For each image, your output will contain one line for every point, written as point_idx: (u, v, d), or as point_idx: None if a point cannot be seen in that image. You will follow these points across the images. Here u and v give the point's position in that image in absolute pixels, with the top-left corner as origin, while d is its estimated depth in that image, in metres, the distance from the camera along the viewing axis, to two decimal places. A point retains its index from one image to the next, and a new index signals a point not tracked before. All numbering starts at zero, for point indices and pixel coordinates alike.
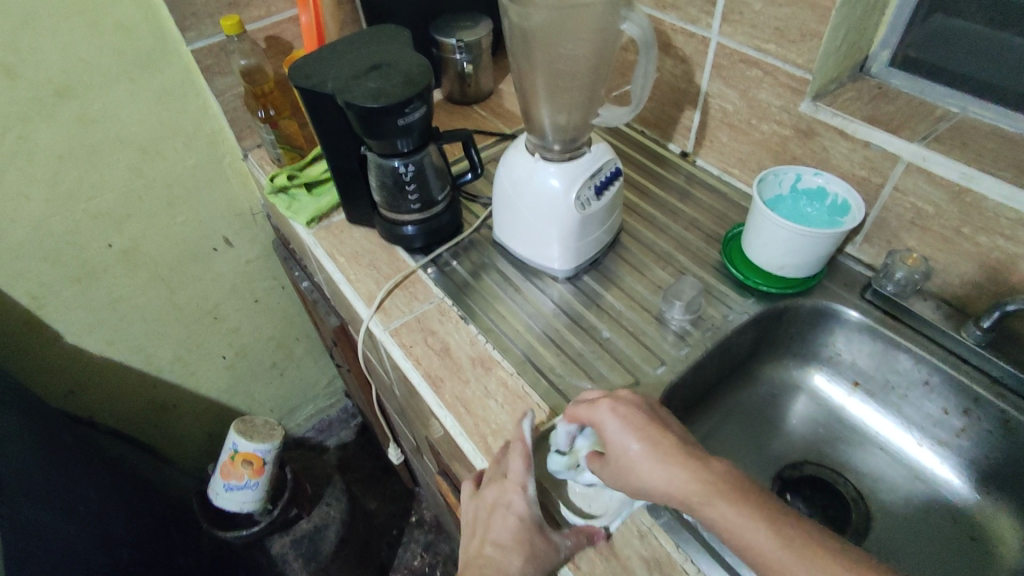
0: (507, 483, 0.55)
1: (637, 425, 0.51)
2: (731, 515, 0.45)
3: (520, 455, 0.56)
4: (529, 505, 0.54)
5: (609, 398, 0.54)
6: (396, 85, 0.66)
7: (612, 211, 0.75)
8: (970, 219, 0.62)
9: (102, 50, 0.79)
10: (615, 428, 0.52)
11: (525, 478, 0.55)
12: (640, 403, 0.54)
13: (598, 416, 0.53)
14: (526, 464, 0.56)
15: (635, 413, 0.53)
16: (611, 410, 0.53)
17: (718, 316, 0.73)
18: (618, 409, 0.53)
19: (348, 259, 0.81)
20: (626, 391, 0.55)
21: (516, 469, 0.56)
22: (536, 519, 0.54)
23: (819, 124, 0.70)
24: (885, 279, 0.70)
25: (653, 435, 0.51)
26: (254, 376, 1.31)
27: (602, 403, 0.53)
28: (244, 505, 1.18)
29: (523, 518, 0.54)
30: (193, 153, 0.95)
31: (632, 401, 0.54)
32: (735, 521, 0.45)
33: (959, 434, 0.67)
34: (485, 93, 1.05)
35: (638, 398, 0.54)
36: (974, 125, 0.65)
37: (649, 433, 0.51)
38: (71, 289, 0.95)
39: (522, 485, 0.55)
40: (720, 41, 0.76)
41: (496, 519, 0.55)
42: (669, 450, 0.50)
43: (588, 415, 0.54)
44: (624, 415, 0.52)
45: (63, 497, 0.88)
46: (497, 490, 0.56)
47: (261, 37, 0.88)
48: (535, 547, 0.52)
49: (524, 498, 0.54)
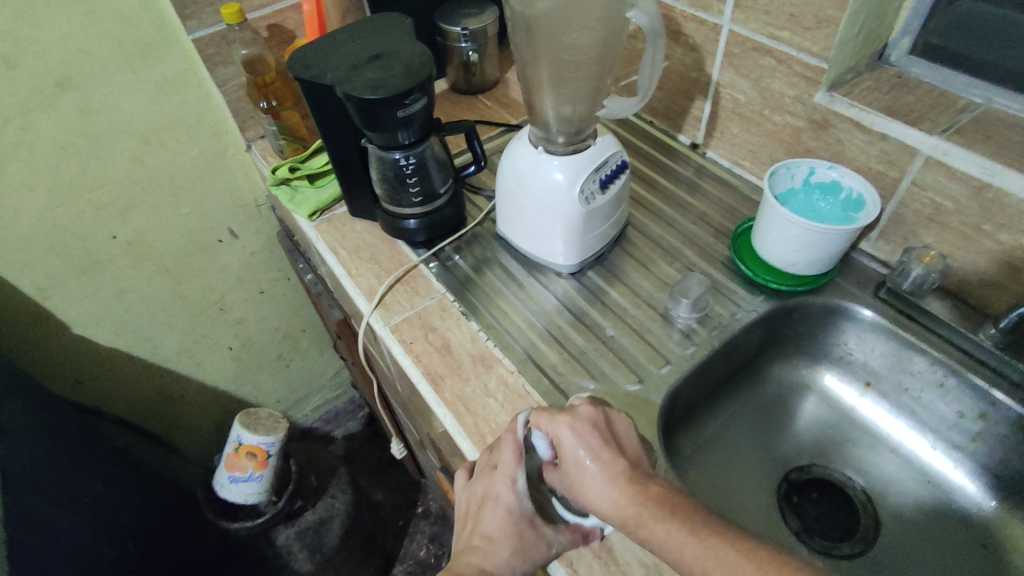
0: (496, 476, 0.53)
1: (591, 444, 0.49)
2: (662, 531, 0.44)
3: (512, 447, 0.53)
4: (518, 499, 0.52)
5: (568, 412, 0.51)
6: (396, 76, 0.64)
7: (618, 205, 0.73)
8: (991, 216, 0.59)
9: (103, 39, 0.78)
10: (571, 445, 0.49)
11: (515, 471, 0.52)
12: (600, 420, 0.51)
13: (556, 432, 0.50)
14: (517, 457, 0.53)
15: (594, 431, 0.50)
16: (569, 427, 0.50)
17: (726, 314, 0.71)
18: (577, 427, 0.50)
19: (350, 253, 0.80)
20: (589, 406, 0.51)
21: (506, 462, 0.53)
22: (526, 513, 0.52)
23: (834, 115, 0.68)
24: (900, 277, 0.67)
25: (605, 455, 0.48)
26: (260, 366, 1.31)
27: (561, 418, 0.50)
28: (249, 497, 1.18)
29: (512, 512, 0.52)
30: (196, 144, 0.94)
31: (593, 417, 0.51)
32: (665, 535, 0.43)
33: (975, 440, 0.65)
34: (490, 82, 1.02)
35: (599, 416, 0.51)
36: (999, 117, 0.62)
37: (602, 456, 0.48)
38: (77, 281, 0.95)
39: (511, 479, 0.52)
40: (732, 29, 0.73)
41: (485, 512, 0.53)
42: (615, 473, 0.47)
43: (548, 427, 0.51)
44: (582, 431, 0.50)
45: (70, 487, 0.89)
46: (487, 482, 0.54)
47: (263, 26, 0.87)
48: (523, 540, 0.51)
49: (514, 492, 0.52)
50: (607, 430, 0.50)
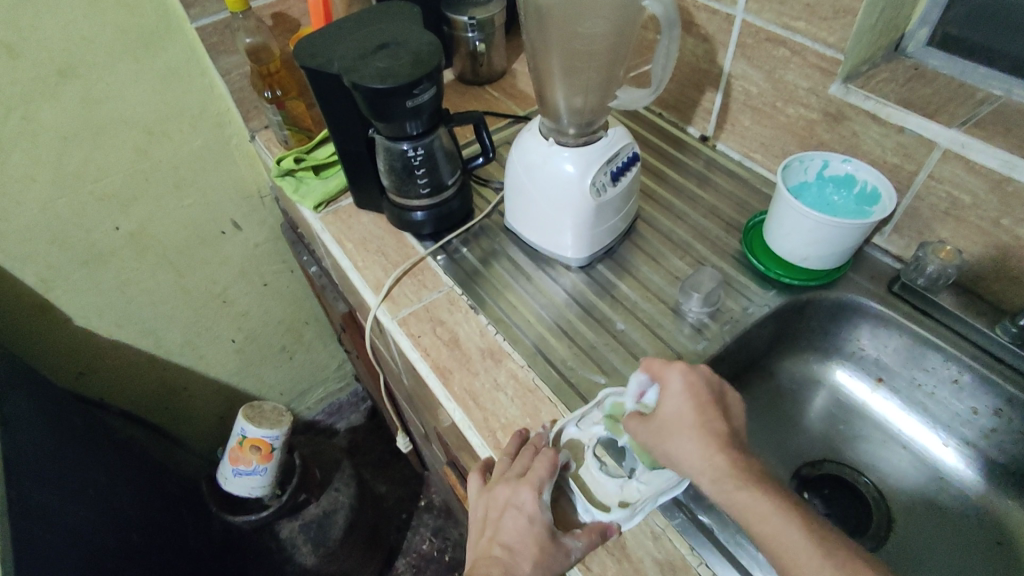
0: (521, 484, 0.52)
1: (698, 399, 0.50)
2: (763, 505, 0.44)
3: (548, 461, 0.53)
4: (542, 509, 0.52)
5: (686, 364, 0.52)
6: (405, 65, 0.63)
7: (628, 198, 0.72)
8: (1010, 210, 0.58)
9: (105, 27, 0.77)
10: (677, 392, 0.50)
11: (543, 482, 0.52)
12: (716, 383, 0.52)
13: (665, 377, 0.52)
14: (550, 471, 0.53)
15: (704, 385, 0.51)
16: (682, 376, 0.51)
17: (737, 309, 0.70)
18: (690, 376, 0.51)
19: (356, 245, 0.79)
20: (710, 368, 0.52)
21: (537, 472, 0.53)
22: (547, 523, 0.52)
23: (849, 107, 0.67)
24: (915, 273, 0.67)
25: (710, 414, 0.49)
26: (264, 359, 1.30)
27: (676, 365, 0.52)
28: (252, 491, 1.18)
29: (533, 521, 0.52)
30: (199, 134, 0.93)
31: (710, 378, 0.52)
32: (766, 512, 0.43)
33: (988, 435, 0.64)
34: (497, 73, 1.01)
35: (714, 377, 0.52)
36: (1018, 109, 0.61)
37: (706, 413, 0.49)
38: (79, 272, 0.94)
39: (537, 488, 0.52)
40: (745, 19, 0.72)
41: (507, 520, 0.53)
42: (716, 434, 0.48)
43: (660, 369, 0.52)
44: (692, 382, 0.51)
45: (74, 480, 0.88)
46: (509, 490, 0.53)
47: (268, 14, 0.86)
48: (543, 550, 0.50)
49: (537, 502, 0.52)
50: (718, 396, 0.51)
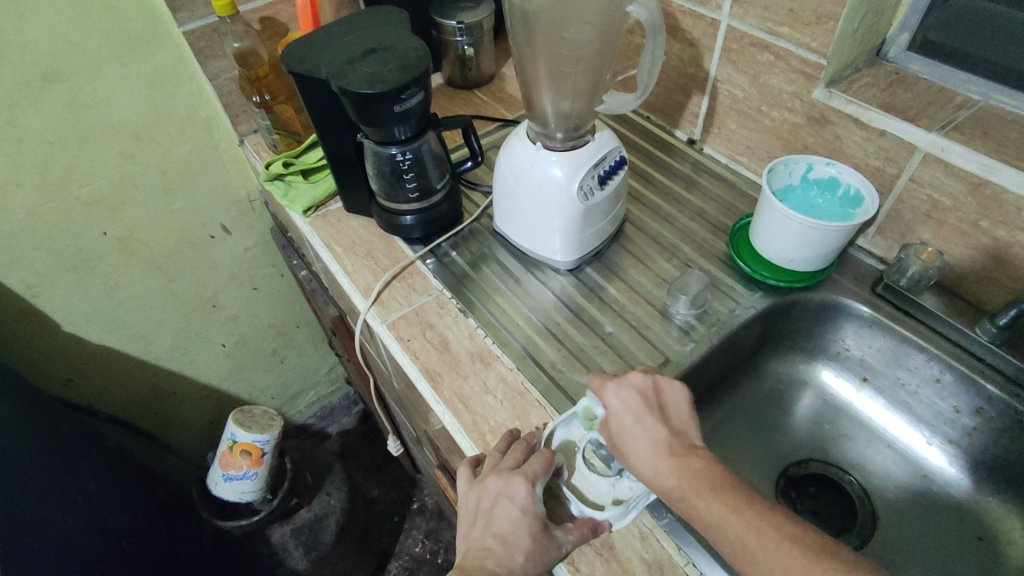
0: (515, 476, 0.53)
1: (635, 410, 0.53)
2: (704, 509, 0.45)
3: (543, 459, 0.54)
4: (534, 502, 0.53)
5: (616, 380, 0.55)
6: (392, 70, 0.64)
7: (616, 201, 0.73)
8: (989, 212, 0.59)
9: (90, 32, 0.76)
10: (615, 412, 0.53)
11: (538, 476, 0.53)
12: (649, 387, 0.54)
13: (602, 398, 0.55)
14: (545, 467, 0.54)
15: (638, 398, 0.53)
16: (614, 395, 0.54)
17: (724, 310, 0.71)
18: (621, 394, 0.54)
19: (345, 249, 0.79)
20: (641, 374, 0.55)
21: (532, 466, 0.54)
22: (539, 516, 0.52)
23: (832, 111, 0.68)
24: (898, 273, 0.68)
25: (648, 422, 0.52)
26: (254, 363, 1.30)
27: (608, 385, 0.55)
28: (244, 495, 1.17)
29: (526, 513, 0.52)
30: (188, 139, 0.93)
31: (641, 385, 0.54)
32: (709, 512, 0.45)
33: (970, 434, 0.65)
34: (486, 77, 1.02)
35: (647, 382, 0.54)
36: (996, 114, 0.62)
37: (643, 424, 0.52)
38: (66, 277, 0.94)
39: (531, 480, 0.53)
40: (730, 24, 0.73)
41: (499, 510, 0.53)
42: (656, 440, 0.51)
43: (597, 392, 0.55)
44: (627, 399, 0.53)
45: (61, 487, 0.88)
46: (503, 481, 0.53)
47: (255, 19, 0.86)
48: (536, 543, 0.51)
49: (529, 494, 0.53)
50: (654, 400, 0.53)
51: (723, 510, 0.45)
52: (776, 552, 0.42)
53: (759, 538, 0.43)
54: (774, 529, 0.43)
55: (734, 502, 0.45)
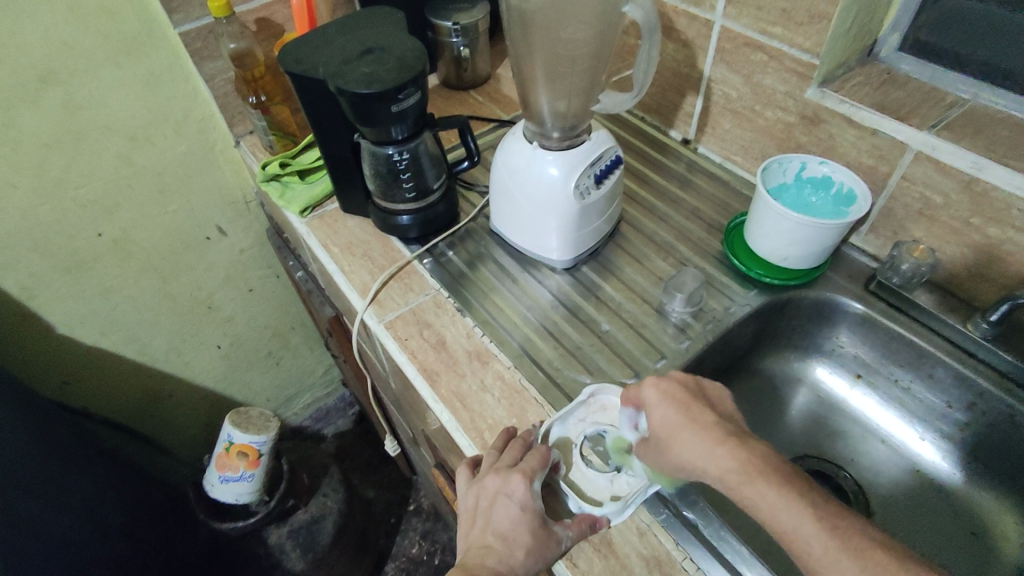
0: (513, 473, 0.53)
1: (678, 400, 0.51)
2: (769, 496, 0.42)
3: (540, 455, 0.54)
4: (533, 498, 0.53)
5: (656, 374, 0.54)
6: (389, 70, 0.64)
7: (612, 200, 0.73)
8: (980, 210, 0.60)
9: (86, 33, 0.76)
10: (657, 403, 0.52)
11: (535, 472, 0.53)
12: (691, 382, 0.53)
13: (642, 394, 0.53)
14: (542, 463, 0.54)
15: (681, 390, 0.52)
16: (655, 388, 0.52)
17: (719, 308, 0.71)
18: (662, 386, 0.52)
19: (342, 249, 0.79)
20: (681, 372, 0.54)
21: (530, 463, 0.54)
22: (539, 512, 0.53)
23: (825, 111, 0.68)
24: (890, 271, 0.69)
25: (695, 409, 0.50)
26: (250, 365, 1.29)
27: (647, 380, 0.53)
28: (240, 497, 1.17)
29: (525, 510, 0.52)
30: (184, 140, 0.93)
31: (683, 380, 0.53)
32: (774, 503, 0.42)
33: (963, 429, 0.66)
34: (481, 78, 1.02)
35: (687, 376, 0.53)
36: (986, 112, 0.63)
37: (690, 412, 0.50)
38: (62, 280, 0.93)
39: (529, 477, 0.53)
40: (724, 24, 0.74)
41: (498, 508, 0.53)
42: (707, 424, 0.48)
43: (637, 394, 0.54)
44: (669, 391, 0.52)
45: (57, 490, 0.87)
46: (501, 480, 0.53)
47: (251, 19, 0.86)
48: (536, 539, 0.51)
49: (528, 491, 0.53)
50: (698, 391, 0.52)
51: (792, 500, 0.42)
52: (850, 547, 0.39)
53: (831, 533, 0.40)
54: (847, 523, 0.41)
55: (803, 492, 0.42)
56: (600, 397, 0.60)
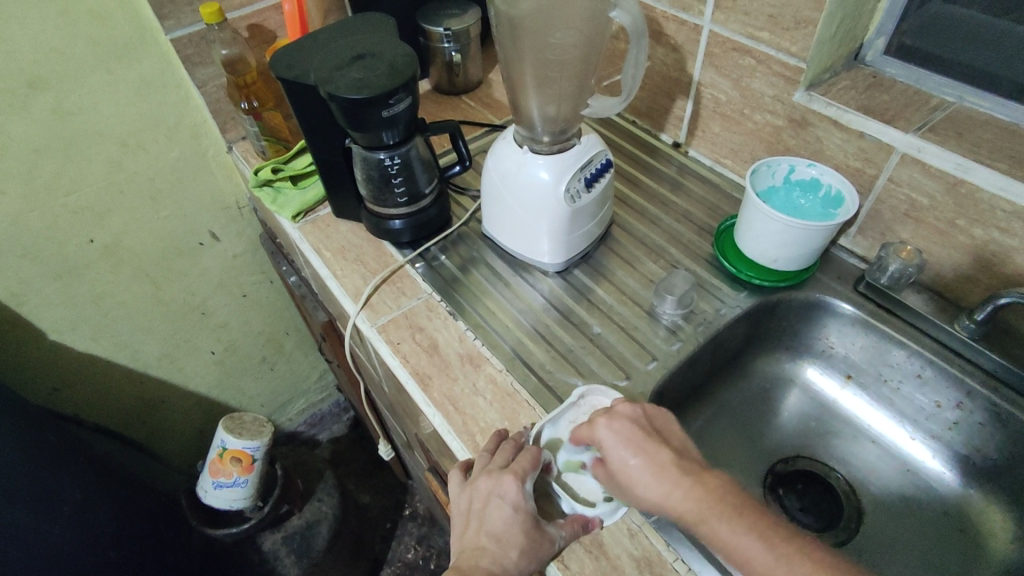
0: (505, 474, 0.53)
1: (632, 440, 0.52)
2: (727, 532, 0.46)
3: (531, 455, 0.55)
4: (525, 498, 0.53)
5: (607, 414, 0.54)
6: (380, 75, 0.64)
7: (603, 203, 0.74)
8: (965, 211, 0.61)
9: (76, 39, 0.77)
10: (612, 445, 0.52)
11: (527, 473, 0.53)
12: (639, 416, 0.54)
13: (595, 434, 0.53)
14: (533, 463, 0.54)
15: (632, 429, 0.53)
16: (607, 428, 0.53)
17: (710, 310, 0.72)
18: (614, 424, 0.53)
19: (334, 254, 0.79)
20: (626, 405, 0.55)
21: (521, 463, 0.54)
22: (531, 512, 0.53)
23: (812, 114, 0.69)
24: (878, 272, 0.69)
25: (650, 449, 0.52)
26: (243, 371, 1.29)
27: (600, 421, 0.54)
28: (234, 503, 1.17)
29: (518, 510, 0.53)
30: (176, 146, 0.93)
31: (632, 415, 0.54)
32: (731, 537, 0.46)
33: (952, 429, 0.67)
34: (473, 83, 1.03)
35: (636, 410, 0.55)
36: (970, 115, 0.63)
37: (644, 452, 0.51)
38: (52, 286, 0.93)
39: (520, 477, 0.53)
40: (712, 29, 0.74)
41: (491, 509, 0.54)
42: (663, 465, 0.50)
43: (588, 432, 0.54)
44: (620, 430, 0.53)
45: (46, 497, 0.87)
46: (493, 481, 0.53)
47: (243, 26, 0.86)
48: (529, 539, 0.51)
49: (520, 491, 0.53)
50: (647, 425, 0.54)
51: (748, 535, 0.46)
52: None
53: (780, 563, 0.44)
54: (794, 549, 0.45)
55: (755, 525, 0.46)
56: (590, 397, 0.60)
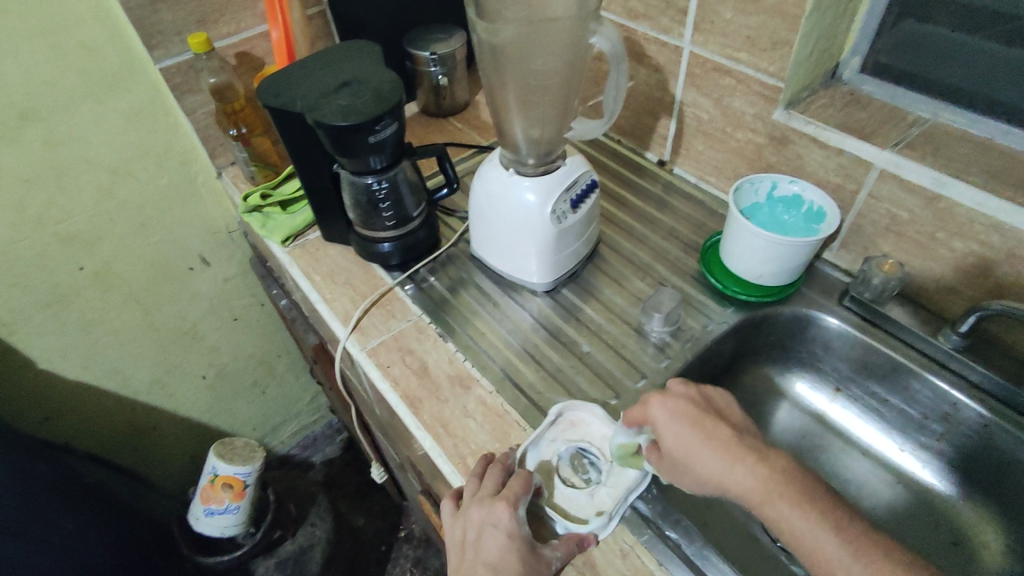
0: (496, 502, 0.53)
1: (689, 416, 0.52)
2: (791, 517, 0.46)
3: (521, 479, 0.54)
4: (518, 524, 0.53)
5: (661, 392, 0.54)
6: (366, 102, 0.65)
7: (589, 223, 0.74)
8: (944, 224, 0.62)
9: (66, 70, 0.77)
10: (667, 422, 0.52)
11: (518, 498, 0.53)
12: (694, 395, 0.54)
13: (650, 414, 0.54)
14: (524, 487, 0.54)
15: (689, 406, 0.53)
16: (662, 405, 0.53)
17: (697, 327, 0.72)
18: (669, 402, 0.53)
19: (323, 278, 0.80)
20: (682, 386, 0.55)
21: (512, 489, 0.54)
22: (526, 537, 0.53)
23: (792, 132, 0.70)
24: (863, 286, 0.70)
25: (708, 425, 0.51)
26: (235, 395, 1.29)
27: (653, 399, 0.54)
28: (225, 530, 1.17)
29: (512, 537, 0.52)
30: (165, 173, 0.94)
31: (687, 393, 0.54)
32: (796, 520, 0.45)
33: (940, 439, 0.67)
34: (460, 105, 1.04)
35: (688, 389, 0.54)
36: (945, 131, 0.65)
37: (704, 429, 0.51)
38: (42, 314, 0.93)
39: (512, 504, 0.53)
40: (692, 50, 0.76)
41: (486, 539, 0.53)
42: (724, 440, 0.50)
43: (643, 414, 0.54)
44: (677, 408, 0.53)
45: (34, 530, 0.86)
46: (485, 510, 0.53)
47: (231, 54, 0.88)
48: (526, 565, 0.51)
49: (513, 517, 0.53)
50: (703, 403, 0.53)
51: (813, 520, 0.45)
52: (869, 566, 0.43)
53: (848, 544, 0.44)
54: (863, 540, 0.44)
55: (823, 511, 0.45)
56: (568, 414, 0.61)
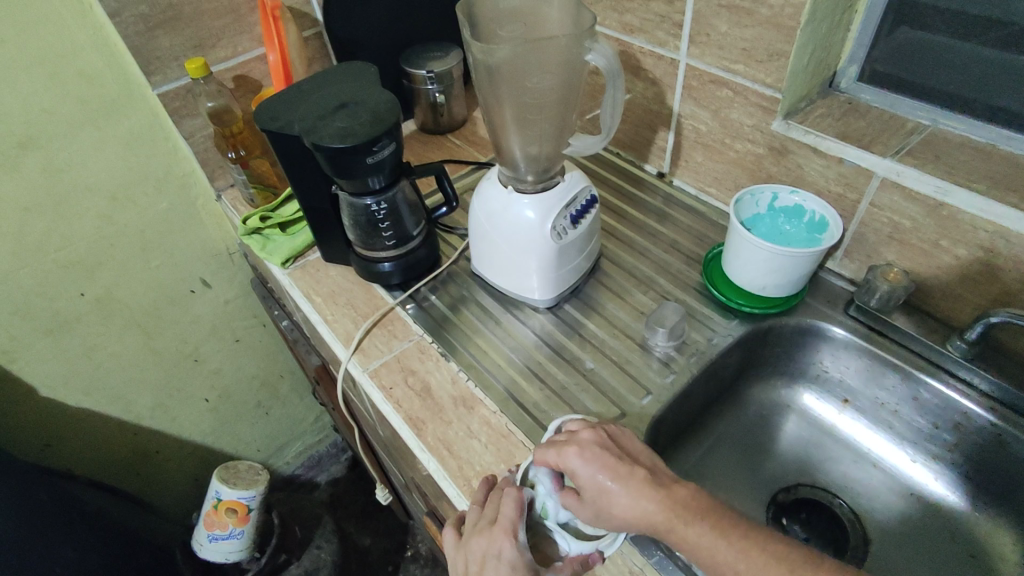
0: (495, 532, 0.52)
1: (606, 463, 0.50)
2: (692, 535, 0.46)
3: (513, 502, 0.53)
4: (521, 553, 0.51)
5: (575, 441, 0.52)
6: (363, 124, 0.65)
7: (589, 238, 0.74)
8: (947, 232, 0.61)
9: (64, 98, 0.78)
10: (585, 471, 0.50)
11: (515, 525, 0.52)
12: (604, 441, 0.52)
13: (566, 461, 0.51)
14: (516, 510, 0.52)
15: (602, 453, 0.51)
16: (579, 456, 0.51)
17: (702, 340, 0.71)
18: (585, 452, 0.51)
19: (324, 299, 0.79)
20: (589, 430, 0.53)
21: (506, 516, 0.52)
22: (530, 565, 0.51)
23: (792, 142, 0.70)
24: (867, 295, 0.69)
25: (623, 471, 0.50)
26: (239, 417, 1.28)
27: (569, 449, 0.51)
28: (230, 555, 1.15)
29: (515, 568, 0.51)
30: (165, 197, 0.93)
31: (598, 439, 0.52)
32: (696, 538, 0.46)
33: (952, 450, 0.66)
34: (458, 121, 1.04)
35: (598, 433, 0.53)
36: (945, 138, 0.64)
37: (620, 472, 0.50)
38: (43, 341, 0.93)
39: (511, 532, 0.52)
40: (690, 63, 0.76)
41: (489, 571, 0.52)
42: (640, 483, 0.49)
43: (557, 460, 0.52)
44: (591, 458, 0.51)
45: (38, 559, 0.85)
46: (486, 540, 0.52)
47: (229, 77, 0.88)
48: None
49: (515, 545, 0.51)
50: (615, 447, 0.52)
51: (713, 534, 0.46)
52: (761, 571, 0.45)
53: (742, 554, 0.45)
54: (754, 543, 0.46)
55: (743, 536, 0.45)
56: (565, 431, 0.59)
